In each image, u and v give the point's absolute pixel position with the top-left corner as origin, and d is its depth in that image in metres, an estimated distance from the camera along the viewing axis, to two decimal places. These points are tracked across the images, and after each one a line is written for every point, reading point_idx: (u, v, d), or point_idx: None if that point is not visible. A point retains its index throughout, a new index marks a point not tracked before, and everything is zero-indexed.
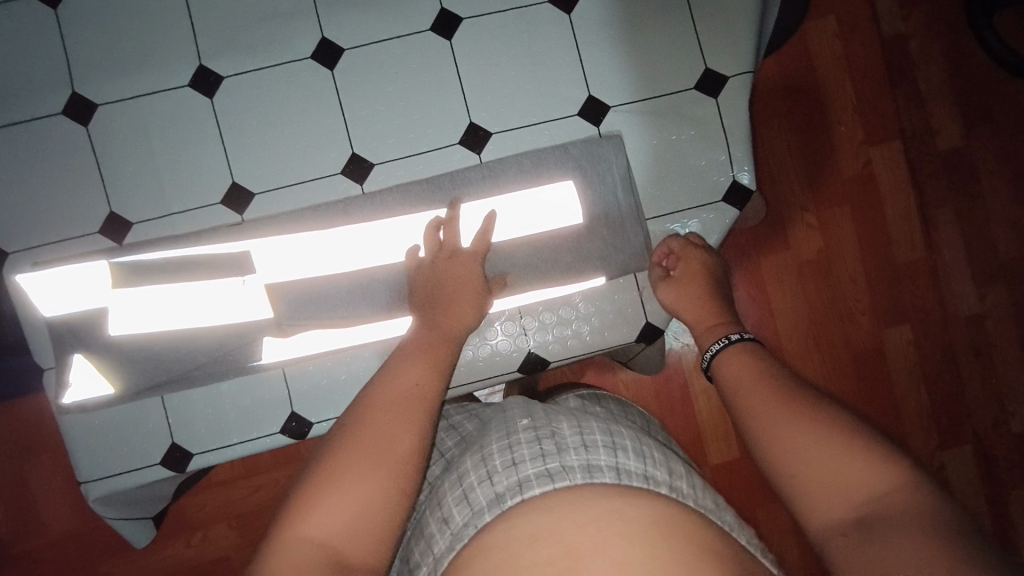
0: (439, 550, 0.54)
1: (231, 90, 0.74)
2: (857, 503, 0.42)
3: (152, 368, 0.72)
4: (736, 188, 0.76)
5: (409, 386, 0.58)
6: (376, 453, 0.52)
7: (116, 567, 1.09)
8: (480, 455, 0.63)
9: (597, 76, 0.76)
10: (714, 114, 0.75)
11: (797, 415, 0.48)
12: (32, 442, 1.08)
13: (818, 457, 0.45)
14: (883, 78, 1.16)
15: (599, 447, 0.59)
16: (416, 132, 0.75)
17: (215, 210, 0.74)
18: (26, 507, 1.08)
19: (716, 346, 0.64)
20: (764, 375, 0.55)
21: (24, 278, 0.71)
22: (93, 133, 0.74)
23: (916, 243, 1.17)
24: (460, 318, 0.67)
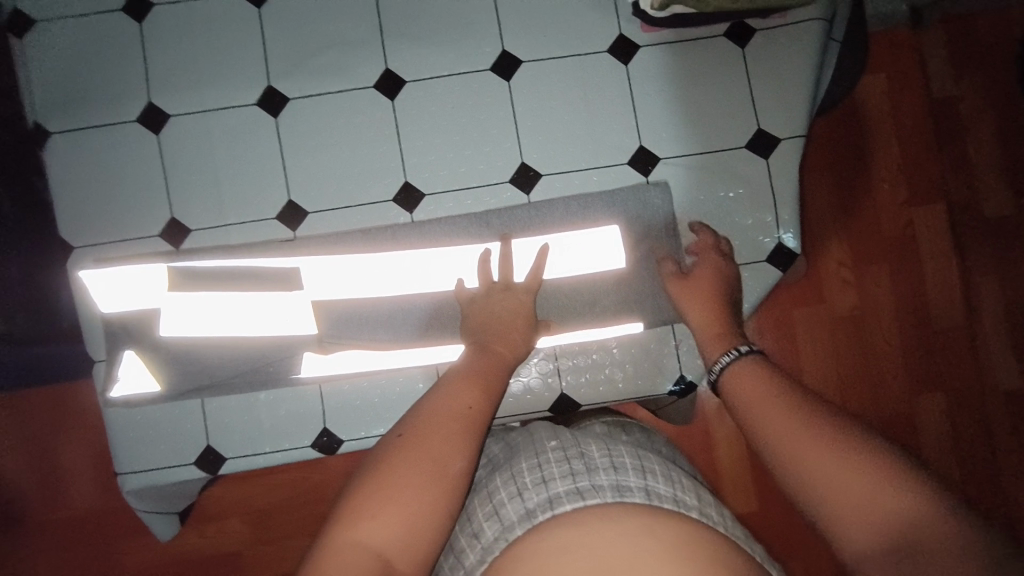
0: (471, 563, 0.56)
1: (296, 112, 0.77)
2: (887, 529, 0.41)
3: (196, 371, 0.75)
4: (780, 249, 0.77)
5: (461, 407, 0.58)
6: (430, 470, 0.53)
7: (131, 551, 1.12)
8: (510, 473, 0.65)
9: (650, 127, 0.77)
10: (763, 175, 0.77)
11: (817, 433, 0.47)
12: (62, 423, 1.11)
13: (841, 479, 0.44)
14: (930, 137, 1.15)
15: (628, 469, 0.61)
16: (470, 168, 0.77)
17: (270, 225, 0.77)
18: (48, 484, 1.12)
19: (727, 358, 0.62)
20: (774, 390, 0.54)
21: (88, 275, 0.75)
22: (162, 142, 0.77)
23: (953, 304, 1.15)
24: (511, 345, 0.67)
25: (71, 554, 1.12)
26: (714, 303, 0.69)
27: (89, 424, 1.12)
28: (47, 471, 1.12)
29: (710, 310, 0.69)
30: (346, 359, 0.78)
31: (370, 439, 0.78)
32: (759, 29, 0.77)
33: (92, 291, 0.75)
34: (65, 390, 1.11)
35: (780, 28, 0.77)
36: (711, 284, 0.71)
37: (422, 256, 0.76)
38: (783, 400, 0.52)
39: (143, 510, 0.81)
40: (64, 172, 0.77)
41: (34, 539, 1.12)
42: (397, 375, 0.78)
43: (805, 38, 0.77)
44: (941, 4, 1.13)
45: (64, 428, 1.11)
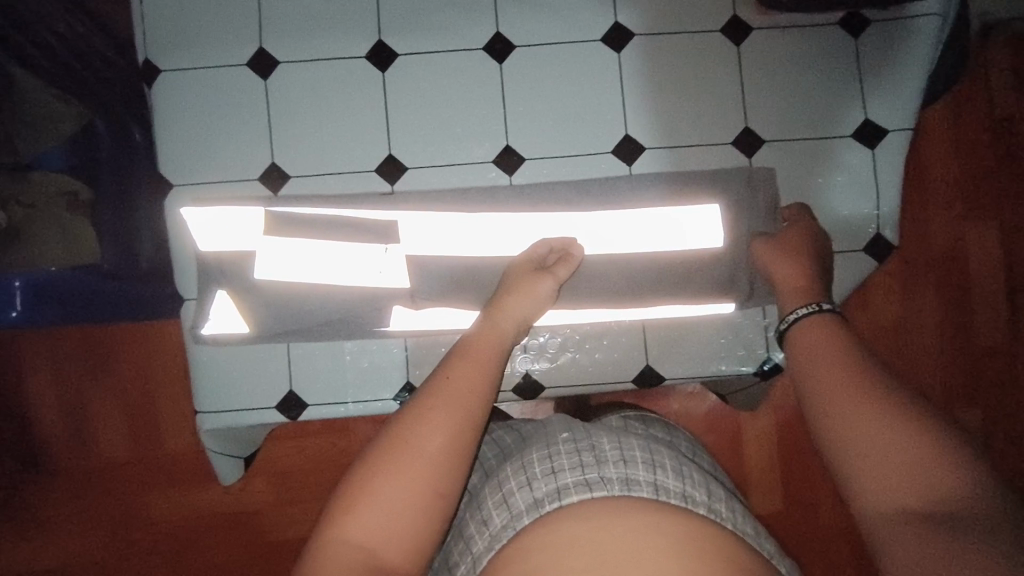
0: (479, 549, 0.57)
1: (404, 68, 0.77)
2: (927, 504, 0.44)
3: (287, 316, 0.76)
4: (877, 240, 0.77)
5: (451, 385, 0.59)
6: (409, 457, 0.55)
7: (166, 501, 1.12)
8: (520, 462, 0.64)
9: (757, 109, 0.77)
10: (867, 165, 0.76)
11: (875, 405, 0.50)
12: (102, 367, 1.14)
13: (888, 452, 0.48)
14: (988, 153, 1.12)
15: (638, 462, 0.59)
16: (572, 136, 0.77)
17: (369, 177, 0.78)
18: (82, 429, 1.13)
19: (804, 310, 0.62)
20: (841, 355, 0.56)
21: (187, 211, 0.75)
22: (269, 86, 0.77)
23: (998, 326, 1.13)
24: (513, 315, 0.66)
25: (99, 498, 1.13)
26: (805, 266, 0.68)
27: (137, 373, 1.14)
28: (89, 413, 1.14)
29: (802, 272, 0.67)
30: (434, 316, 0.78)
31: None
32: (872, 21, 0.77)
33: (191, 228, 0.75)
34: (119, 338, 1.14)
35: (893, 22, 0.77)
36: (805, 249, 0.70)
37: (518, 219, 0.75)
38: (845, 366, 0.54)
39: (211, 452, 0.81)
40: (168, 109, 0.77)
41: (66, 479, 1.13)
42: None
43: (918, 33, 0.76)
44: None
45: (112, 373, 1.13)
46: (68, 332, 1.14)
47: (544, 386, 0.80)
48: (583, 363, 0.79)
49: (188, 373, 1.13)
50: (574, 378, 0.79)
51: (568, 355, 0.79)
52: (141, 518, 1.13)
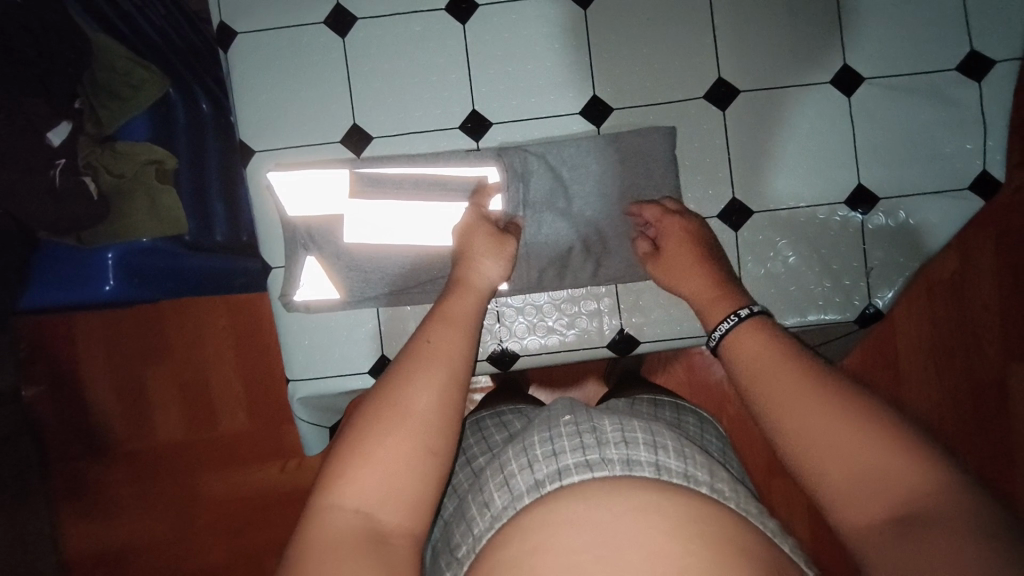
0: (479, 532, 0.52)
1: (485, 19, 0.75)
2: (890, 502, 0.43)
3: (378, 279, 0.74)
4: (986, 178, 0.73)
5: (435, 347, 0.55)
6: (399, 419, 0.50)
7: (227, 479, 1.12)
8: (521, 445, 0.59)
9: (855, 45, 0.73)
10: (974, 99, 0.73)
11: (830, 403, 0.47)
12: (155, 348, 1.13)
13: (854, 452, 0.45)
14: None
15: (640, 443, 0.54)
16: (661, 82, 0.74)
17: (453, 135, 0.76)
18: (142, 409, 1.14)
19: (727, 325, 0.58)
20: (774, 356, 0.52)
21: (274, 176, 0.74)
22: (347, 44, 0.75)
23: None
24: (482, 274, 0.65)
25: (160, 478, 1.13)
26: (705, 272, 0.66)
27: (191, 353, 1.13)
28: (148, 395, 1.13)
29: (707, 282, 0.65)
30: (523, 274, 0.75)
31: (547, 355, 0.78)
32: None
33: (277, 192, 0.74)
34: (169, 318, 1.12)
35: None
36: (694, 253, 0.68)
37: (595, 174, 0.74)
38: (789, 367, 0.51)
39: (302, 421, 0.81)
40: (246, 73, 0.76)
41: (131, 462, 1.14)
42: (576, 292, 0.77)
43: None
44: None
45: (166, 353, 1.13)
46: (116, 315, 1.12)
47: (638, 342, 0.77)
48: (679, 318, 0.77)
49: (244, 349, 1.13)
50: (669, 333, 0.77)
51: (660, 310, 0.77)
52: (205, 497, 1.12)
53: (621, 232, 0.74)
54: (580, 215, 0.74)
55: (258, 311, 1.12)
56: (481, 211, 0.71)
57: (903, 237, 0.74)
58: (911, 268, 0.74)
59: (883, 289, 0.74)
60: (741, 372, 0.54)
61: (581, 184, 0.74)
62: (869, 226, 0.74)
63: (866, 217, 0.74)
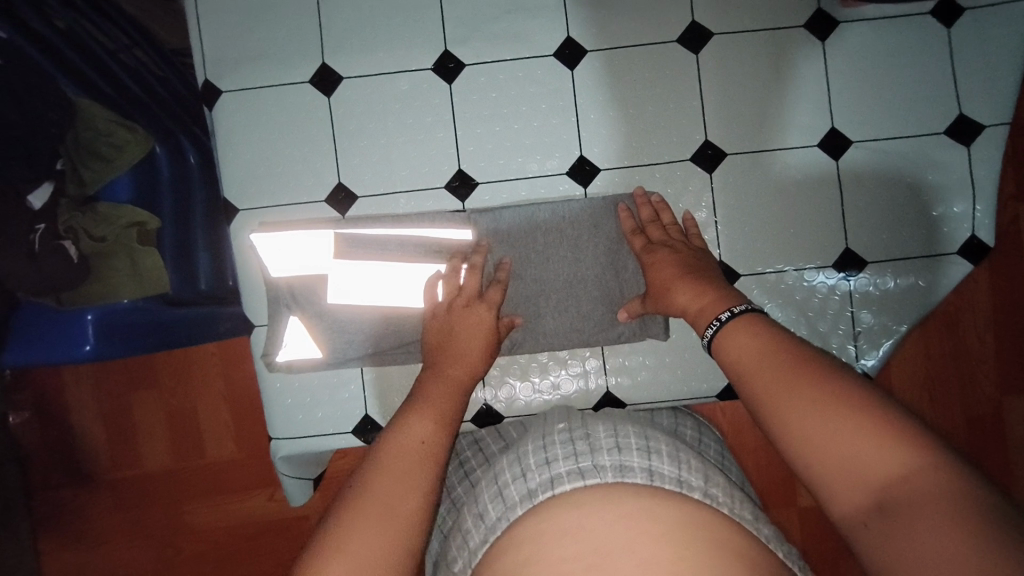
0: (474, 545, 0.52)
1: (471, 79, 0.75)
2: (873, 485, 0.37)
3: (361, 340, 0.74)
4: (974, 242, 0.73)
5: (420, 443, 0.56)
6: (377, 521, 0.48)
7: (208, 509, 1.10)
8: (514, 454, 0.60)
9: (843, 107, 0.73)
10: (962, 162, 0.72)
11: (808, 384, 0.42)
12: (143, 373, 1.11)
13: (836, 434, 0.39)
14: None
15: (633, 449, 0.55)
16: (647, 143, 0.74)
17: (439, 194, 0.75)
18: (129, 436, 1.12)
19: (710, 331, 0.55)
20: (760, 347, 0.48)
21: (257, 237, 0.73)
22: (332, 103, 0.75)
23: None
24: (465, 367, 0.65)
25: (145, 506, 1.12)
26: (698, 285, 0.61)
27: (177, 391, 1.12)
28: (136, 433, 1.12)
29: (696, 291, 0.60)
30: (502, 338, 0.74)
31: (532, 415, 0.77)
32: (966, 8, 0.72)
33: (260, 253, 0.73)
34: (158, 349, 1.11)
35: (987, 7, 0.72)
36: (678, 267, 0.64)
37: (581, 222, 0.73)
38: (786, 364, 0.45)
39: (285, 477, 0.80)
40: (231, 131, 0.75)
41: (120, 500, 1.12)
42: (560, 352, 0.76)
43: (1014, 19, 0.72)
44: None
45: (151, 391, 1.11)
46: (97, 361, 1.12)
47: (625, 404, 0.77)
48: (662, 379, 0.76)
49: (230, 379, 1.11)
50: (655, 395, 0.76)
51: (646, 371, 0.76)
52: (191, 529, 1.11)
53: (602, 288, 0.73)
54: (563, 270, 0.73)
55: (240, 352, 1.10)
56: (479, 270, 0.70)
57: (892, 301, 0.73)
58: (899, 332, 0.73)
59: (870, 352, 0.74)
60: (732, 367, 0.50)
61: (559, 243, 0.73)
62: (858, 292, 0.73)
63: (853, 280, 0.73)
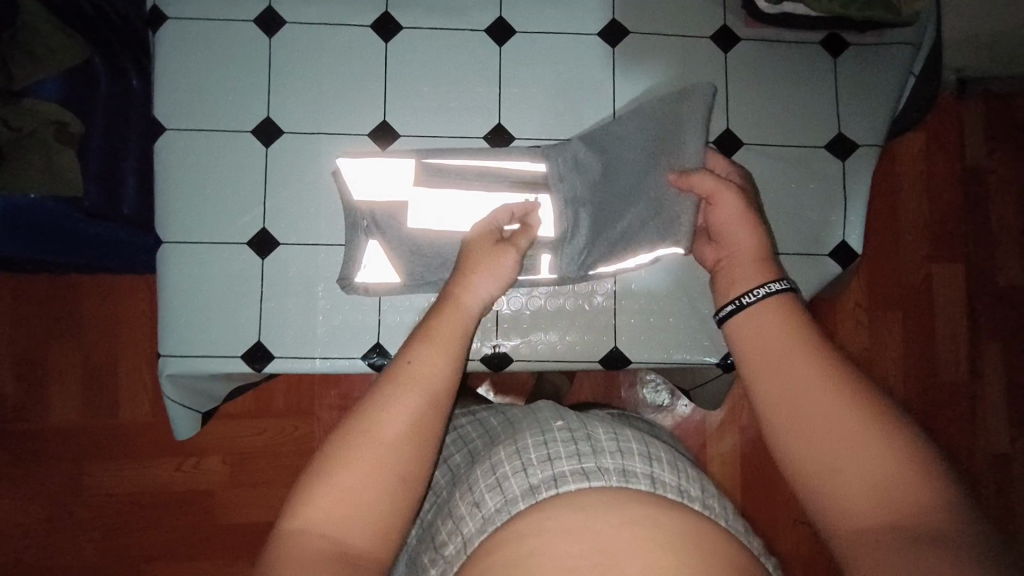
0: (470, 532, 0.57)
1: (407, 40, 0.80)
2: (884, 502, 0.48)
3: (274, 265, 0.78)
4: (845, 248, 0.80)
5: (412, 369, 0.60)
6: (371, 445, 0.55)
7: (96, 467, 1.27)
8: (514, 447, 0.65)
9: (738, 113, 0.80)
10: (839, 174, 0.80)
11: (842, 398, 0.53)
12: (64, 321, 1.28)
13: (850, 449, 0.51)
14: (959, 198, 1.37)
15: (635, 454, 0.61)
16: (560, 120, 0.80)
17: (361, 139, 0.79)
18: (33, 385, 1.28)
19: (749, 298, 0.63)
20: (783, 340, 0.58)
21: (345, 162, 0.75)
22: (273, 43, 0.79)
23: (961, 336, 1.37)
24: (473, 293, 0.66)
25: (55, 461, 1.27)
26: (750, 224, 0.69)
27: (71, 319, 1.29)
28: (104, 373, 1.29)
29: (756, 242, 0.68)
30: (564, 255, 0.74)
31: None
32: (852, 44, 0.82)
33: (346, 179, 0.75)
34: (83, 301, 1.28)
35: (871, 46, 0.82)
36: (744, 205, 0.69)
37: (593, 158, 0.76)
38: (828, 382, 0.54)
39: (170, 400, 0.79)
40: (171, 56, 0.79)
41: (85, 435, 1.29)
42: None
43: (891, 59, 0.82)
44: (983, 82, 1.35)
45: (70, 342, 1.28)
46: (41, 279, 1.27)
47: (510, 360, 0.80)
48: (551, 342, 0.80)
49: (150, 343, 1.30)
50: (544, 354, 0.80)
51: (538, 332, 0.80)
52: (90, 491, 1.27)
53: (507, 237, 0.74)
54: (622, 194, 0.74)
55: (144, 290, 1.29)
56: (488, 229, 0.70)
57: None
58: None
59: None
60: (750, 359, 0.60)
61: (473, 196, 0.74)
62: None
63: None
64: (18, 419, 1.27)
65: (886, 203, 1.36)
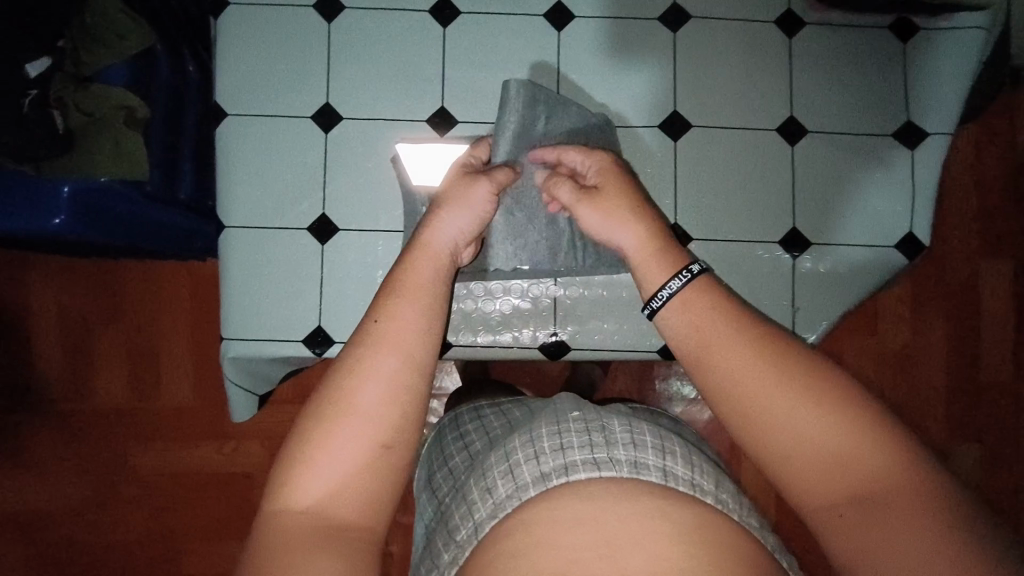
0: (480, 518, 0.56)
1: (464, 26, 0.80)
2: (853, 483, 0.44)
3: (334, 251, 0.79)
4: (911, 239, 0.78)
5: (382, 331, 0.54)
6: (348, 413, 0.50)
7: (141, 450, 1.30)
8: (528, 433, 0.61)
9: (803, 99, 0.78)
10: (906, 163, 0.78)
11: (799, 381, 0.47)
12: (108, 305, 1.30)
13: (822, 438, 0.45)
14: (1008, 180, 1.21)
15: (648, 446, 0.58)
16: (618, 107, 0.79)
17: (419, 126, 0.79)
18: (82, 366, 1.30)
19: (673, 285, 0.54)
20: (718, 316, 0.51)
21: (404, 147, 0.77)
22: (331, 28, 0.79)
23: (1005, 359, 1.21)
24: (439, 228, 0.62)
25: (101, 441, 1.30)
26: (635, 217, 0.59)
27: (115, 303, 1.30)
28: (146, 355, 1.30)
29: (648, 228, 0.59)
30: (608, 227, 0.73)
31: (481, 348, 0.80)
32: (921, 28, 0.79)
33: (405, 162, 0.77)
34: (127, 284, 1.29)
35: (941, 29, 0.79)
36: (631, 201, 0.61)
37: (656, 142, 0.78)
38: (785, 365, 0.48)
39: (230, 383, 0.81)
40: (231, 42, 0.79)
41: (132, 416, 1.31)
42: (511, 287, 0.79)
43: (962, 46, 0.79)
44: None
45: (113, 325, 1.30)
46: (86, 260, 1.28)
47: (568, 348, 0.80)
48: (607, 332, 0.80)
49: (193, 326, 1.30)
50: (600, 344, 0.80)
51: (595, 322, 0.80)
52: (134, 471, 1.30)
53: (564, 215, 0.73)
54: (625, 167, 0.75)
55: (188, 276, 1.30)
56: (461, 168, 0.67)
57: (831, 283, 0.78)
58: (836, 315, 0.78)
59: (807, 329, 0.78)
60: (690, 347, 0.52)
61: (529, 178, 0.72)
62: (800, 269, 0.78)
63: (795, 259, 0.78)
64: (67, 401, 1.30)
65: (957, 200, 1.20)
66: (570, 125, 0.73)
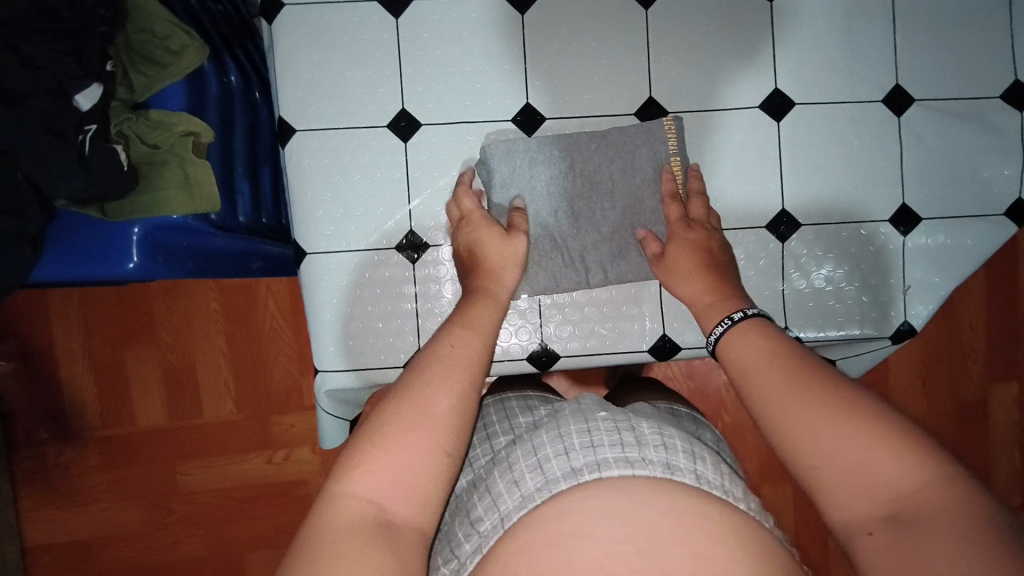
0: (507, 510, 0.50)
1: (544, 10, 0.73)
2: (883, 495, 0.43)
3: (426, 270, 0.74)
4: (1021, 205, 0.75)
5: (457, 353, 0.53)
6: (421, 418, 0.48)
7: (193, 469, 1.15)
8: (556, 430, 0.56)
9: (908, 65, 0.74)
10: (1016, 126, 0.75)
11: (831, 394, 0.47)
12: (136, 327, 1.13)
13: (856, 451, 0.44)
14: None
15: (679, 450, 0.53)
16: (716, 88, 0.74)
17: (504, 127, 0.74)
18: (116, 394, 1.14)
19: (720, 329, 0.59)
20: (763, 348, 0.54)
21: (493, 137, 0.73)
22: (400, 24, 0.72)
23: None
24: (505, 287, 0.63)
25: (142, 467, 1.14)
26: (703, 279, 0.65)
27: (152, 313, 1.14)
28: (182, 373, 1.15)
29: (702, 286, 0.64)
30: (632, 252, 0.73)
31: (589, 356, 0.77)
32: None
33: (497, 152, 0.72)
34: (155, 298, 1.13)
35: None
36: (695, 256, 0.66)
37: (679, 150, 0.72)
38: (814, 381, 0.49)
39: (325, 413, 0.78)
40: (291, 47, 0.72)
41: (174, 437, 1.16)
42: (612, 291, 0.76)
43: None
44: None
45: (149, 345, 1.14)
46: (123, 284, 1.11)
47: (678, 348, 0.78)
48: None
49: (232, 339, 1.14)
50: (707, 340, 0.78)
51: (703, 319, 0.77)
52: (180, 490, 1.15)
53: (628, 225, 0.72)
54: (619, 194, 0.72)
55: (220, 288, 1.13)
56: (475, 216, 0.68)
57: (941, 258, 0.76)
58: (946, 290, 0.76)
59: (917, 304, 0.76)
60: (738, 371, 0.55)
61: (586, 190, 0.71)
62: (910, 246, 0.75)
63: (907, 237, 0.75)
64: (107, 425, 1.14)
65: None
66: (548, 175, 0.71)
